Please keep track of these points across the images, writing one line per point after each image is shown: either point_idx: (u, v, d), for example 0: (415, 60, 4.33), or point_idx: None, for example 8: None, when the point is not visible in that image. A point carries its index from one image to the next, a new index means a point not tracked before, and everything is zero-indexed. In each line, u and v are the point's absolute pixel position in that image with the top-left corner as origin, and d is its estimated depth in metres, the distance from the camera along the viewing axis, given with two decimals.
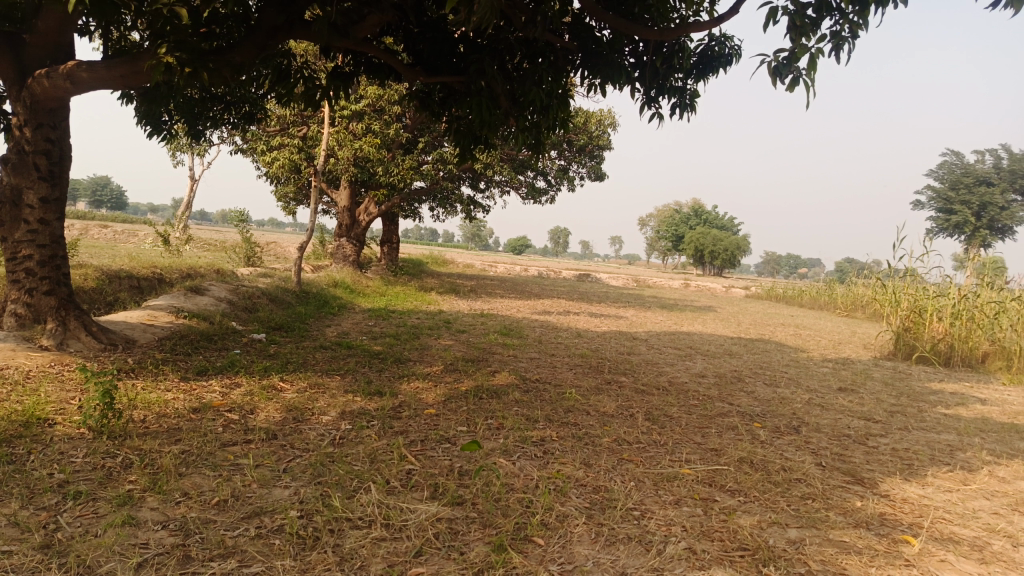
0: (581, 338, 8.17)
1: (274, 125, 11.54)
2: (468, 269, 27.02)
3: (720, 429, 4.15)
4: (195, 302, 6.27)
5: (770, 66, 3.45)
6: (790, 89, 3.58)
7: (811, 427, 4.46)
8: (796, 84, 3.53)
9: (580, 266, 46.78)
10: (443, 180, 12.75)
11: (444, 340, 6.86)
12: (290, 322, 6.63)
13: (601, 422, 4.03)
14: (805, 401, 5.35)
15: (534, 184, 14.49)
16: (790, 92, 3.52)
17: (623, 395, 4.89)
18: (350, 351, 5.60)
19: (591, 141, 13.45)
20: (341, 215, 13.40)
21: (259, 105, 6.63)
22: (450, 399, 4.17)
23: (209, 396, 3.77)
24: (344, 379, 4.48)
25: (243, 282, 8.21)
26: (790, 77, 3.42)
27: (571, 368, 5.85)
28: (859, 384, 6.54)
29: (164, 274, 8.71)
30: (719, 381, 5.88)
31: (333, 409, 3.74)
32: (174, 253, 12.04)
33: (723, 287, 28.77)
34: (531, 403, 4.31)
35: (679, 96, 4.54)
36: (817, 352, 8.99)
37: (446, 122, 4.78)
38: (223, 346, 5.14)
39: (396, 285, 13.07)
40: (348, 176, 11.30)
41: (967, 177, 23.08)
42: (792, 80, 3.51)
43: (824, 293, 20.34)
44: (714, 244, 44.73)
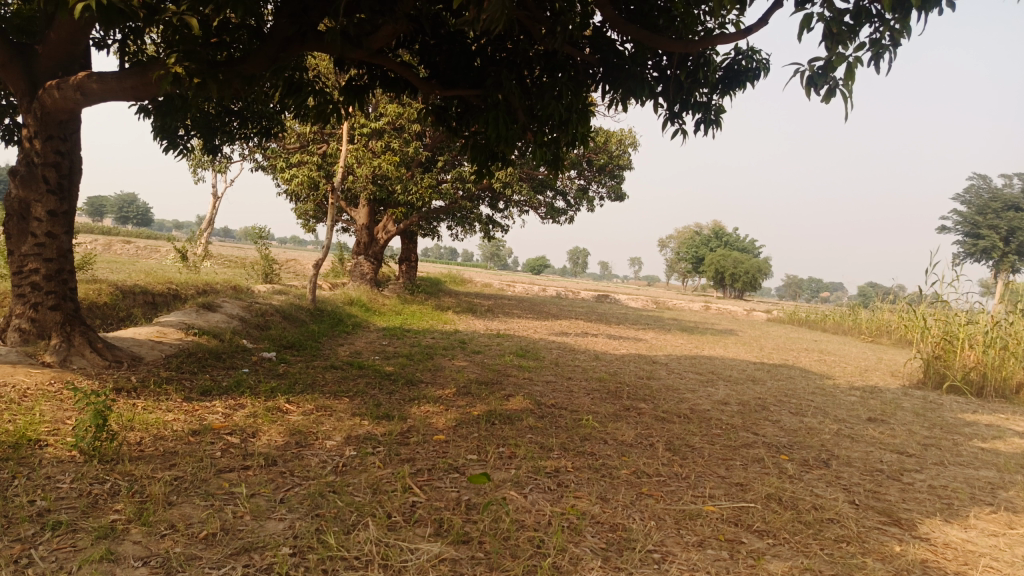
0: (599, 361, 7.97)
1: (294, 142, 11.54)
2: (486, 288, 26.96)
3: (745, 461, 3.93)
4: (206, 319, 6.18)
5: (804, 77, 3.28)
6: (825, 101, 3.40)
7: (841, 460, 4.22)
8: (832, 96, 3.35)
9: (598, 287, 46.53)
10: (462, 199, 12.67)
11: (459, 361, 6.70)
12: (302, 340, 6.51)
13: (620, 451, 3.83)
14: (833, 432, 5.11)
15: (553, 204, 14.36)
16: (825, 104, 3.34)
17: (642, 422, 4.68)
18: (361, 372, 5.45)
19: (611, 161, 13.32)
20: (359, 233, 13.35)
21: (276, 121, 6.56)
22: (461, 425, 3.99)
23: (210, 417, 3.63)
24: (352, 402, 4.33)
25: (257, 299, 8.13)
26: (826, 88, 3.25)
27: (589, 392, 5.65)
28: (889, 414, 6.27)
29: (179, 289, 8.66)
30: (743, 409, 5.65)
31: (339, 434, 3.58)
32: (192, 268, 12.04)
33: (744, 310, 28.38)
34: (546, 429, 4.12)
35: (703, 111, 4.38)
36: (843, 380, 8.71)
37: (462, 138, 4.66)
38: (232, 365, 5.02)
39: (413, 304, 12.96)
40: (366, 194, 11.24)
41: (995, 202, 22.60)
42: (826, 92, 3.34)
43: (848, 318, 19.93)
44: (735, 266, 44.30)
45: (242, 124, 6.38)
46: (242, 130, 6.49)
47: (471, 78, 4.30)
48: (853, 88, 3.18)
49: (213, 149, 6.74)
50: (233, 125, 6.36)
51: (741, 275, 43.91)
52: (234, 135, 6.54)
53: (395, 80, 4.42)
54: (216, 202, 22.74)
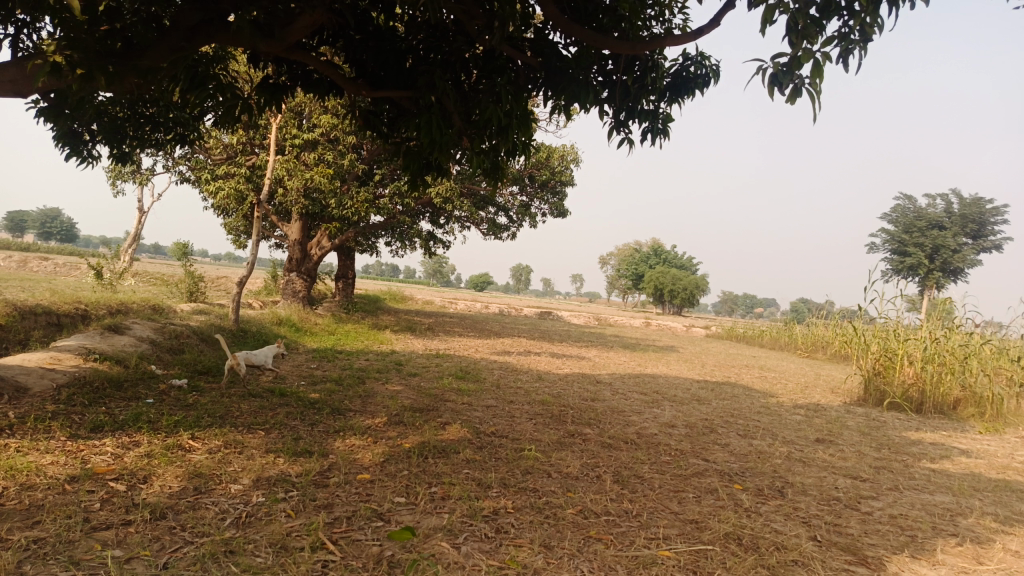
0: (542, 381, 7.65)
1: (220, 153, 10.94)
2: (426, 305, 26.45)
3: (698, 493, 3.66)
4: (111, 343, 5.60)
5: (767, 76, 3.10)
6: (791, 101, 3.24)
7: (796, 488, 4.00)
8: (796, 96, 3.18)
9: (541, 304, 46.49)
10: (400, 215, 12.23)
11: (393, 385, 6.27)
12: (220, 365, 6.00)
13: (564, 486, 3.50)
14: (784, 455, 4.91)
15: (494, 220, 14.07)
16: (791, 104, 3.18)
17: (588, 451, 4.37)
18: (282, 400, 4.98)
19: (553, 177, 13.10)
20: (292, 249, 12.76)
21: (194, 128, 6.06)
22: (389, 460, 3.60)
23: (95, 459, 3.13)
24: (268, 436, 3.88)
25: (174, 320, 7.52)
26: (791, 86, 3.08)
27: (531, 418, 5.32)
28: (836, 434, 6.14)
29: (89, 309, 7.98)
30: (691, 432, 5.41)
31: (247, 476, 3.15)
32: (108, 286, 11.24)
33: (684, 326, 28.63)
34: (484, 463, 3.77)
35: (650, 120, 4.15)
36: (786, 397, 8.62)
37: (393, 144, 4.31)
38: (135, 395, 4.49)
39: (348, 323, 12.44)
40: (298, 208, 10.72)
41: (920, 220, 23.37)
42: (792, 91, 3.16)
43: (784, 333, 20.21)
44: (674, 283, 44.90)
45: (155, 131, 5.86)
46: (155, 137, 5.97)
47: (402, 79, 3.95)
48: (818, 86, 3.02)
49: (124, 158, 6.18)
50: (146, 131, 5.84)
51: (680, 291, 44.52)
52: (147, 142, 6.01)
53: (318, 80, 4.04)
54: (141, 217, 21.65)
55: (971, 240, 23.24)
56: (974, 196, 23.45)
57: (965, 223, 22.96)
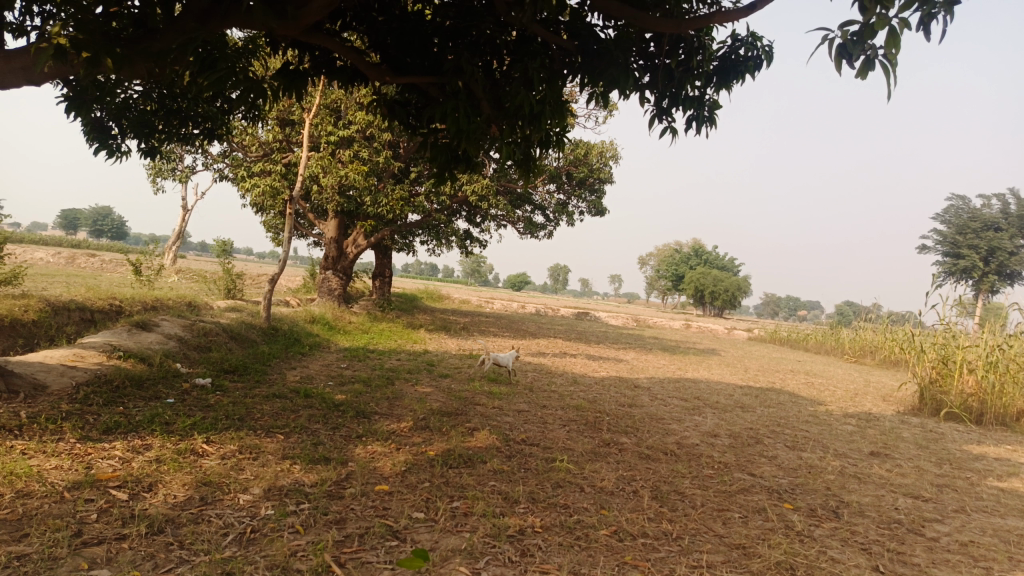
0: (577, 385, 7.37)
1: (256, 150, 10.91)
2: (463, 305, 26.36)
3: (744, 513, 3.36)
4: (138, 340, 5.51)
5: (836, 47, 2.92)
6: (861, 75, 3.05)
7: (853, 509, 3.67)
8: (868, 69, 2.99)
9: (578, 305, 46.09)
10: (436, 213, 12.06)
11: (422, 387, 6.08)
12: (247, 364, 5.87)
13: (597, 502, 3.24)
14: (836, 470, 4.56)
15: (531, 219, 13.82)
16: (862, 77, 2.99)
17: (625, 462, 4.09)
18: (307, 402, 4.82)
19: (591, 174, 12.78)
20: (327, 247, 12.70)
21: (222, 123, 5.94)
22: (411, 470, 3.38)
23: (101, 465, 2.97)
24: (286, 441, 3.70)
25: (205, 317, 7.45)
26: (862, 56, 2.89)
27: (564, 425, 5.06)
28: (892, 447, 5.74)
29: (124, 305, 7.97)
30: (735, 443, 5.09)
31: (258, 485, 2.96)
32: (146, 282, 11.28)
33: (725, 329, 27.97)
34: (512, 474, 3.53)
35: (695, 107, 3.87)
36: (835, 406, 8.19)
37: (421, 136, 4.10)
38: (155, 395, 4.36)
39: (382, 322, 12.32)
40: (332, 205, 10.64)
41: (974, 222, 22.44)
42: (863, 63, 2.97)
43: (830, 338, 19.52)
44: (715, 284, 44.06)
45: (182, 126, 5.76)
46: (183, 132, 5.88)
47: (428, 65, 3.73)
48: (893, 56, 2.82)
49: (152, 153, 6.10)
50: (175, 126, 5.74)
51: (721, 292, 43.63)
52: (175, 137, 5.91)
53: (340, 68, 3.85)
54: (185, 215, 21.99)
55: None
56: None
57: (1023, 223, 21.94)
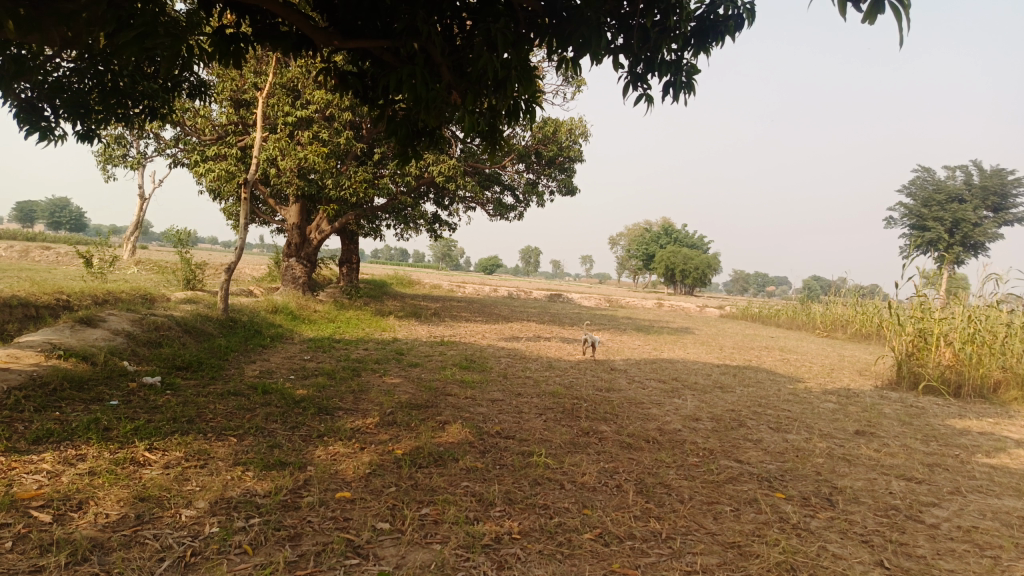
0: (552, 370, 7.13)
1: (210, 133, 10.42)
2: (434, 290, 25.99)
3: (735, 505, 3.15)
4: (81, 337, 5.13)
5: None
6: (868, 21, 2.74)
7: (847, 495, 3.48)
8: (876, 12, 2.68)
9: (550, 287, 45.91)
10: (402, 195, 11.68)
11: (390, 378, 5.78)
12: (202, 359, 5.52)
13: (580, 501, 2.99)
14: (824, 453, 4.38)
15: (501, 199, 13.50)
16: (868, 23, 2.69)
17: (606, 453, 3.86)
18: (265, 399, 4.50)
19: (561, 153, 12.47)
20: (290, 233, 12.25)
21: (166, 100, 5.56)
22: (376, 473, 3.10)
23: (25, 480, 2.64)
24: (239, 444, 3.40)
25: (158, 310, 7.04)
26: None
27: (541, 413, 4.81)
28: (875, 425, 5.59)
29: (71, 300, 7.51)
30: (718, 426, 4.89)
31: (203, 497, 2.66)
32: (98, 275, 10.76)
33: (697, 306, 27.98)
34: (486, 472, 3.28)
35: (672, 73, 3.61)
36: (814, 383, 8.08)
37: (378, 109, 3.79)
38: (97, 398, 4.01)
39: (350, 310, 11.97)
40: (293, 189, 10.22)
41: (939, 194, 22.62)
42: (871, 6, 2.66)
43: (802, 313, 19.57)
44: (685, 262, 44.16)
45: (121, 105, 5.37)
46: (124, 111, 5.49)
47: (381, 28, 3.42)
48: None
49: (91, 135, 5.72)
50: (116, 104, 5.37)
51: (692, 270, 43.77)
52: (114, 117, 5.52)
53: (286, 34, 3.51)
54: (143, 204, 21.24)
55: (993, 213, 22.42)
56: (995, 168, 22.63)
57: (986, 195, 22.15)
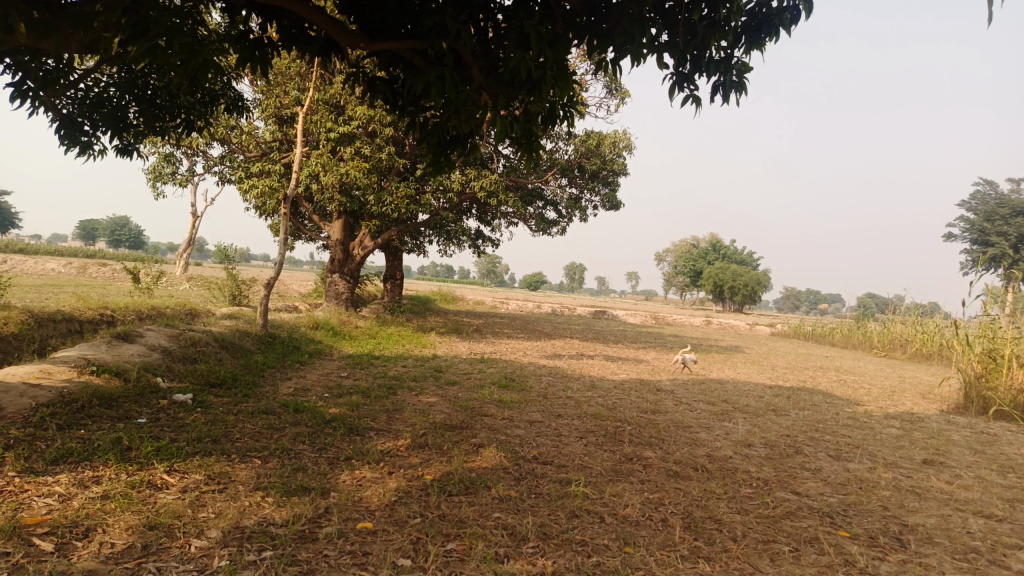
0: (595, 390, 6.86)
1: (256, 150, 10.51)
2: (478, 306, 25.91)
3: (794, 545, 2.86)
4: (116, 353, 5.10)
5: None
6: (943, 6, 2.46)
7: (919, 535, 3.14)
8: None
9: (595, 304, 45.43)
10: (444, 211, 11.57)
11: (426, 397, 5.60)
12: (237, 376, 5.43)
13: (622, 538, 2.73)
14: (890, 485, 4.02)
15: (544, 215, 13.31)
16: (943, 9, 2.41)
17: (651, 482, 3.59)
18: (296, 418, 4.36)
19: (604, 167, 12.21)
20: (333, 250, 12.27)
21: (203, 112, 5.51)
22: (402, 501, 2.91)
23: (35, 505, 2.53)
24: (262, 467, 3.25)
25: (198, 325, 7.02)
26: None
27: (582, 437, 4.56)
28: (945, 454, 5.16)
29: (116, 315, 7.56)
30: (773, 454, 4.57)
31: (217, 526, 2.50)
32: (146, 291, 10.90)
33: (747, 324, 27.22)
34: (520, 502, 3.05)
35: (722, 72, 3.38)
36: (875, 406, 7.61)
37: (410, 116, 3.66)
38: (126, 415, 3.92)
39: (392, 326, 11.88)
40: (335, 205, 10.21)
41: (1003, 208, 21.68)
42: None
43: (857, 331, 18.83)
44: (734, 279, 43.22)
45: (158, 118, 5.33)
46: (161, 125, 5.45)
47: (411, 29, 3.27)
48: None
49: (130, 150, 5.71)
50: (152, 117, 5.33)
51: (741, 287, 42.81)
52: (152, 130, 5.53)
53: (314, 39, 3.41)
54: (195, 221, 21.72)
55: None
56: None
57: None
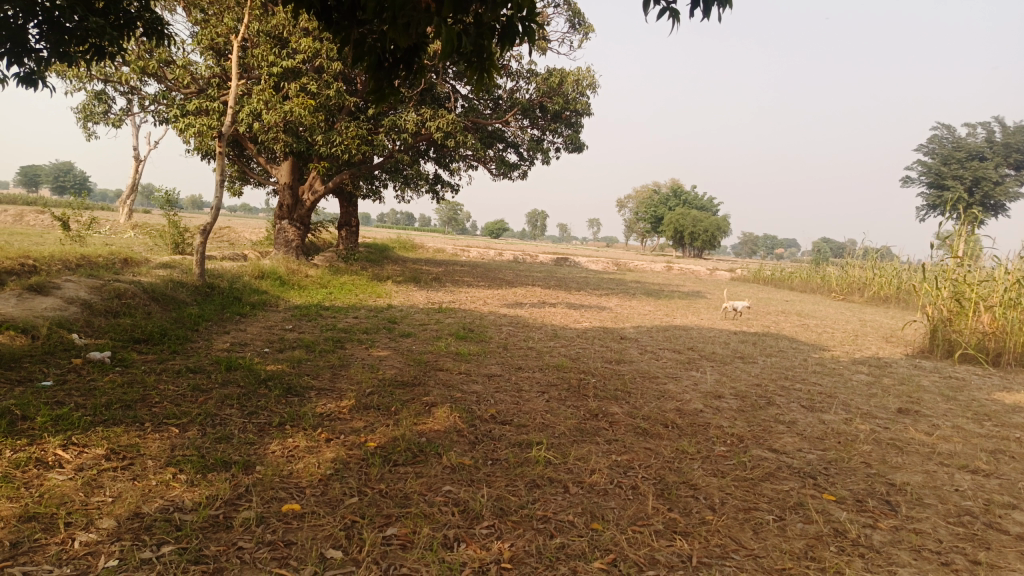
0: (557, 340, 6.55)
1: (192, 86, 9.74)
2: (438, 254, 25.40)
3: (778, 513, 2.57)
4: (27, 307, 4.57)
5: None
6: None
7: (908, 496, 2.90)
8: None
9: (557, 251, 45.21)
10: (398, 153, 10.94)
11: (377, 350, 5.22)
12: (167, 330, 4.95)
13: (590, 512, 2.41)
14: (870, 439, 3.79)
15: (504, 157, 12.80)
16: None
17: (618, 443, 3.28)
18: (228, 377, 3.93)
19: (567, 107, 11.69)
20: (282, 195, 11.60)
21: (116, 39, 4.84)
22: (339, 475, 2.54)
23: None
24: (179, 437, 2.84)
25: (128, 275, 6.46)
26: None
27: (543, 392, 4.23)
28: (918, 402, 4.98)
29: (37, 265, 6.93)
30: (745, 406, 4.31)
31: (114, 513, 2.11)
32: (78, 240, 10.17)
33: (707, 269, 27.17)
34: (475, 471, 2.71)
35: None
36: (841, 351, 7.47)
37: (344, 31, 3.14)
38: (28, 378, 3.44)
39: (346, 275, 11.37)
40: (280, 146, 9.54)
41: (959, 151, 21.80)
42: None
43: (816, 275, 18.90)
44: (695, 224, 43.24)
45: (63, 43, 4.66)
46: (67, 50, 4.78)
47: None
48: None
49: (34, 79, 5.04)
50: (56, 41, 4.67)
51: (701, 233, 42.92)
52: (57, 57, 4.85)
53: None
54: (138, 165, 20.61)
55: (1016, 171, 21.60)
56: (1019, 124, 21.74)
57: (1009, 152, 21.35)
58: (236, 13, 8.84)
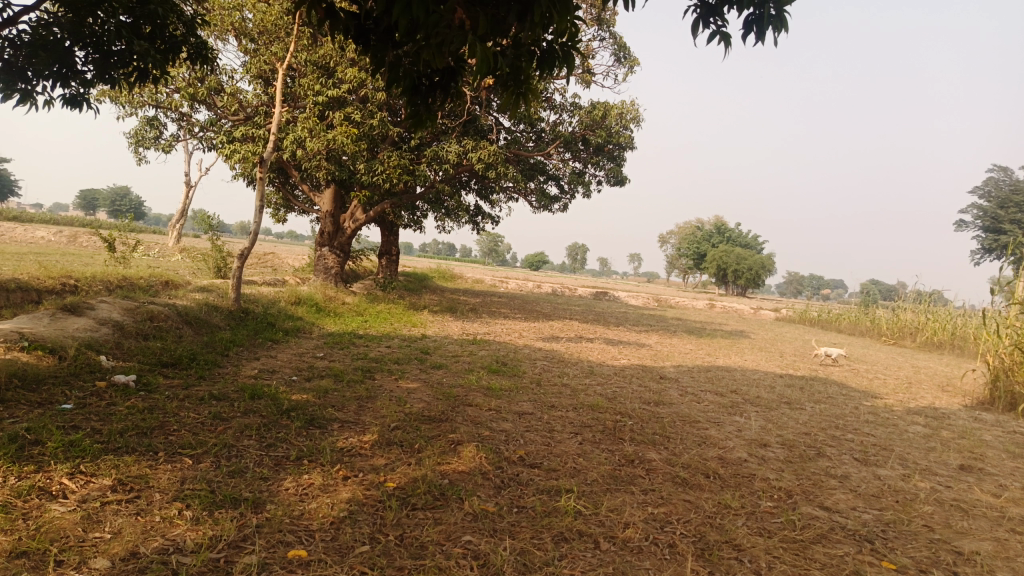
0: (593, 377, 6.33)
1: (239, 113, 9.90)
2: (476, 284, 25.32)
3: None
4: (59, 327, 4.54)
5: None
6: None
7: (978, 568, 2.60)
8: None
9: (597, 286, 44.82)
10: (439, 184, 10.94)
11: (406, 382, 5.08)
12: (196, 354, 4.88)
13: (621, 572, 2.19)
14: (931, 499, 3.47)
15: (545, 189, 12.71)
16: None
17: (654, 494, 3.05)
18: (251, 406, 3.82)
19: (609, 140, 11.58)
20: (323, 222, 11.67)
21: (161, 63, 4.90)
22: (353, 518, 2.38)
23: None
24: (191, 469, 2.71)
25: (164, 298, 6.46)
26: None
27: (577, 433, 4.02)
28: (981, 459, 4.62)
29: (78, 286, 6.99)
30: (793, 456, 4.03)
31: (110, 552, 1.97)
32: (122, 261, 10.33)
33: (751, 308, 26.53)
34: (499, 519, 2.52)
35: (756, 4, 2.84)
36: (894, 400, 7.07)
37: (378, 52, 3.04)
38: (49, 401, 3.36)
39: (383, 303, 11.33)
40: (323, 174, 9.61)
41: (1017, 194, 21.06)
42: None
43: (865, 318, 18.26)
44: (738, 262, 42.51)
45: (110, 66, 4.73)
46: (113, 73, 4.84)
47: None
48: None
49: (79, 100, 5.11)
50: (103, 64, 4.73)
51: (744, 271, 42.15)
52: (103, 80, 4.92)
53: None
54: (188, 189, 21.06)
55: None
56: None
57: None
58: (285, 43, 8.98)
